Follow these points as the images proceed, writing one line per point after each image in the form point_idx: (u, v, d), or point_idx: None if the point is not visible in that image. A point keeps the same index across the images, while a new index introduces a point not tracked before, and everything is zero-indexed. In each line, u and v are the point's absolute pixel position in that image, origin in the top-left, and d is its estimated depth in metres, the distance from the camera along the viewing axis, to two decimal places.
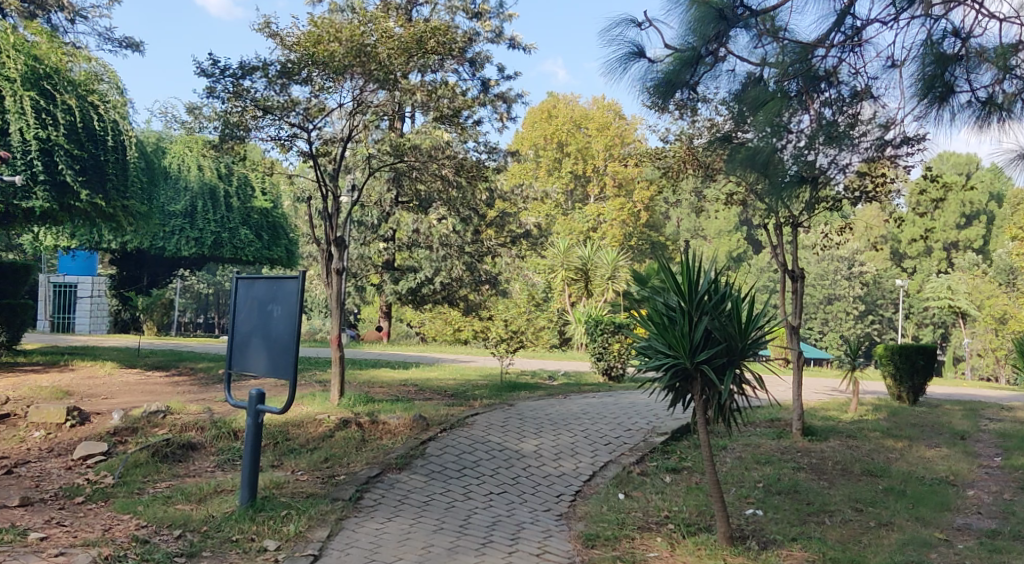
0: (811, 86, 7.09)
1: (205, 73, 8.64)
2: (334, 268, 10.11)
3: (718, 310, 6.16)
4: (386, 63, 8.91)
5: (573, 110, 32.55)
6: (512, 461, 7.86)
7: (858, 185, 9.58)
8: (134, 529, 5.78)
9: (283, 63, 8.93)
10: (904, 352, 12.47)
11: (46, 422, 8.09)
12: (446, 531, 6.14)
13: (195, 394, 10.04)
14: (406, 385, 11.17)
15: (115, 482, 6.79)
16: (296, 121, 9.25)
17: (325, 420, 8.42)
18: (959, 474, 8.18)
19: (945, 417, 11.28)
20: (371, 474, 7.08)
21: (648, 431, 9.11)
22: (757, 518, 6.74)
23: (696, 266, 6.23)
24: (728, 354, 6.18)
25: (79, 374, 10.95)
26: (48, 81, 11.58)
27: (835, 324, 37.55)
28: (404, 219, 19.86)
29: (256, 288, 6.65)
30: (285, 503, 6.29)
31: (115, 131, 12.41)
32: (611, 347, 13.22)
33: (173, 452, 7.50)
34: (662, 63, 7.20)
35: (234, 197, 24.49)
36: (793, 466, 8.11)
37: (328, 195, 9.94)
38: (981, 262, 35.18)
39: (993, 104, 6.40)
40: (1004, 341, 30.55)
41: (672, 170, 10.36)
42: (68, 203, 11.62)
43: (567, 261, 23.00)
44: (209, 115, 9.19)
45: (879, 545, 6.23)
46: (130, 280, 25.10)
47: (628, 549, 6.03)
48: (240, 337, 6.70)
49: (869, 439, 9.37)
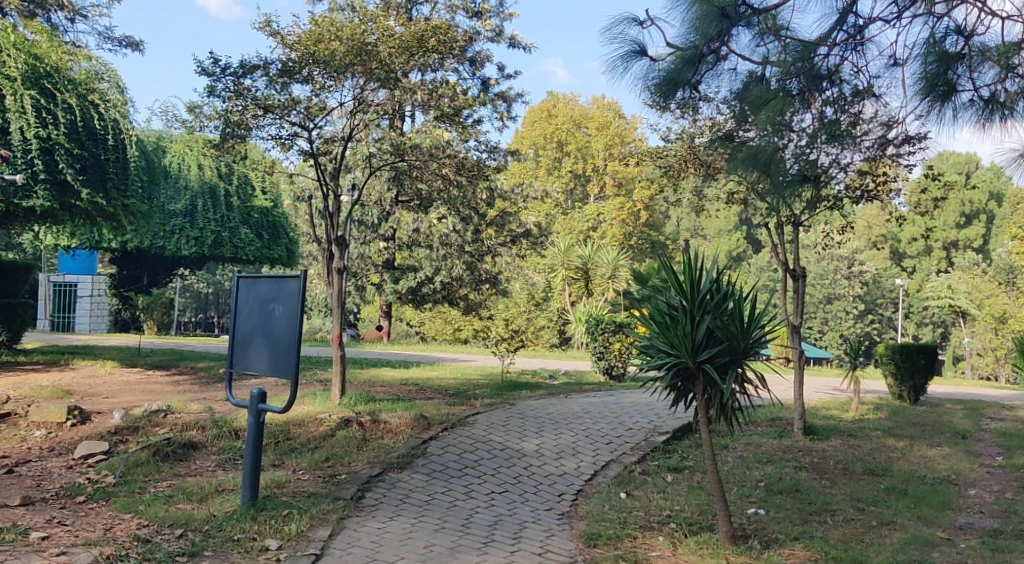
0: (813, 85, 7.08)
1: (205, 72, 8.62)
2: (335, 268, 10.09)
3: (720, 309, 6.15)
4: (386, 62, 8.91)
5: (573, 109, 32.62)
6: (513, 461, 7.85)
7: (859, 184, 9.55)
8: (135, 528, 5.77)
9: (283, 62, 8.91)
10: (904, 352, 12.48)
11: (46, 422, 8.08)
12: (448, 530, 6.13)
13: (196, 394, 10.02)
14: (407, 385, 11.16)
15: (116, 481, 6.78)
16: (296, 119, 9.24)
17: (326, 419, 8.41)
18: (960, 473, 8.17)
19: (946, 416, 11.27)
20: (372, 473, 7.07)
21: (649, 431, 9.10)
22: (759, 517, 6.73)
23: (698, 266, 6.22)
24: (731, 353, 6.17)
25: (79, 374, 10.93)
26: (48, 80, 11.56)
27: (835, 324, 37.56)
28: (404, 218, 19.81)
29: (257, 287, 6.65)
30: (286, 503, 6.28)
31: (115, 130, 12.40)
32: (612, 347, 13.19)
33: (173, 451, 7.49)
34: (664, 62, 7.19)
35: (234, 196, 24.48)
36: (794, 465, 8.11)
37: (328, 195, 9.92)
38: (980, 261, 35.16)
39: (995, 103, 6.39)
40: (1004, 341, 30.54)
41: (673, 169, 10.35)
42: (68, 202, 11.62)
43: (568, 261, 23.01)
44: (210, 114, 9.17)
45: (881, 544, 6.22)
46: (130, 279, 25.11)
47: (630, 548, 6.02)
48: (241, 337, 6.70)
49: (870, 438, 9.36)
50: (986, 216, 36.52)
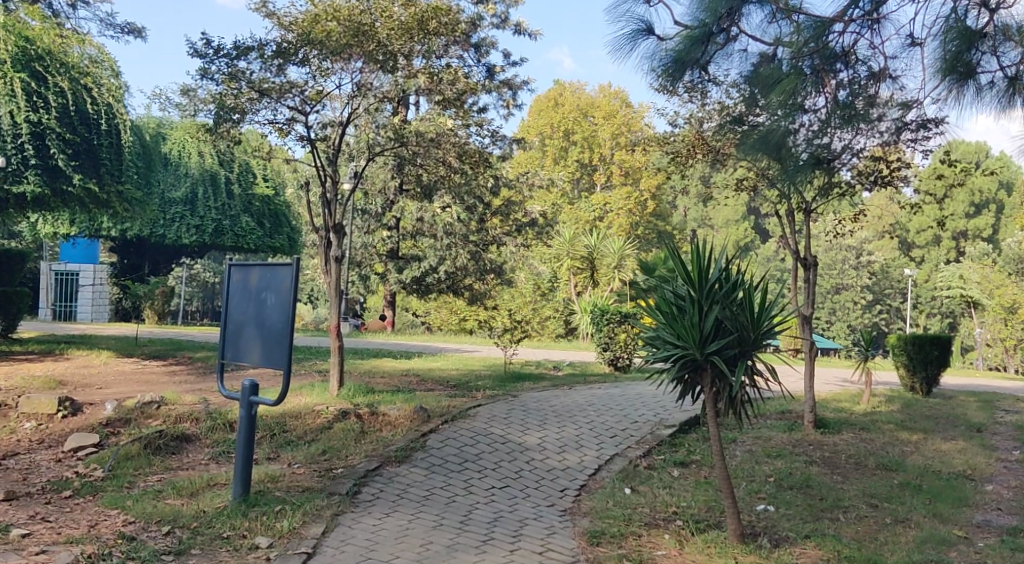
0: (831, 64, 6.79)
1: (198, 54, 8.36)
2: (333, 255, 9.80)
3: (730, 299, 5.90)
4: (384, 43, 8.66)
5: (579, 98, 32.37)
6: (514, 454, 7.62)
7: (870, 170, 9.23)
8: (120, 525, 5.57)
9: (278, 43, 8.62)
10: (917, 341, 12.23)
11: (37, 413, 7.91)
12: (446, 527, 5.91)
13: (191, 385, 9.83)
14: (408, 376, 10.94)
15: (105, 475, 6.58)
16: (293, 104, 9.01)
17: (324, 411, 8.21)
18: (976, 468, 7.91)
19: (960, 408, 11.02)
20: (369, 467, 6.87)
21: (655, 424, 8.87)
22: (768, 514, 6.49)
23: (706, 254, 5.95)
24: (740, 345, 5.92)
25: (74, 364, 10.73)
26: (39, 62, 11.30)
27: (842, 314, 37.28)
28: (409, 207, 19.51)
29: (251, 275, 6.43)
30: (280, 499, 6.09)
31: (109, 115, 12.14)
32: (617, 337, 13.00)
33: (166, 444, 7.28)
34: (672, 41, 6.87)
35: (235, 184, 24.25)
36: (804, 459, 7.87)
37: (327, 181, 9.69)
38: (990, 252, 34.68)
39: (1019, 84, 6.11)
40: (1013, 331, 30.12)
41: (681, 155, 9.96)
42: (61, 187, 11.48)
43: (573, 251, 22.82)
44: (203, 97, 8.89)
45: (895, 543, 5.98)
46: (131, 268, 25.28)
47: (635, 547, 5.79)
48: (233, 326, 6.47)
49: (883, 432, 9.12)
50: (995, 205, 36.29)
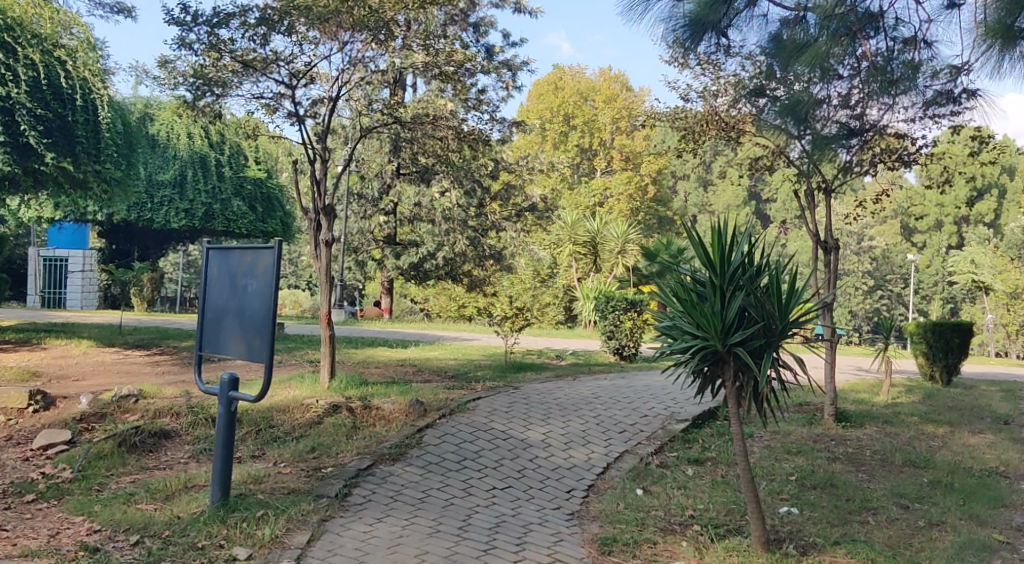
0: (866, 27, 6.24)
1: (176, 20, 7.76)
2: (323, 239, 9.21)
3: (754, 284, 5.38)
4: (376, 10, 8.06)
5: (579, 82, 31.74)
6: (517, 452, 7.11)
7: (897, 147, 8.55)
8: (83, 535, 5.07)
9: (262, 10, 7.99)
10: (938, 329, 11.76)
11: (6, 407, 7.37)
12: (443, 535, 5.40)
13: (173, 377, 9.30)
14: (403, 366, 10.44)
15: (73, 476, 6.07)
16: (282, 78, 8.44)
17: (313, 405, 7.69)
18: (1010, 464, 7.42)
19: (983, 399, 10.49)
20: (361, 466, 6.37)
21: (666, 418, 8.37)
22: (792, 517, 5.99)
23: (729, 234, 5.42)
24: (767, 336, 5.37)
25: (51, 354, 10.22)
26: (9, 33, 10.72)
27: (845, 300, 36.39)
28: (406, 192, 19.18)
29: (231, 257, 5.91)
30: (262, 502, 5.56)
31: (84, 89, 11.61)
32: (623, 326, 12.46)
33: (142, 441, 6.76)
34: (687, 4, 6.28)
35: (226, 166, 23.63)
36: (827, 456, 7.37)
37: (316, 160, 9.06)
38: (991, 236, 33.90)
39: None
40: (1016, 316, 30.67)
41: (692, 133, 9.18)
42: (32, 165, 10.89)
43: (575, 235, 21.94)
44: (182, 70, 8.27)
45: (933, 549, 5.48)
46: (119, 253, 24.75)
47: (650, 557, 5.28)
48: (211, 314, 5.95)
49: (907, 425, 8.62)
50: (997, 190, 35.73)
